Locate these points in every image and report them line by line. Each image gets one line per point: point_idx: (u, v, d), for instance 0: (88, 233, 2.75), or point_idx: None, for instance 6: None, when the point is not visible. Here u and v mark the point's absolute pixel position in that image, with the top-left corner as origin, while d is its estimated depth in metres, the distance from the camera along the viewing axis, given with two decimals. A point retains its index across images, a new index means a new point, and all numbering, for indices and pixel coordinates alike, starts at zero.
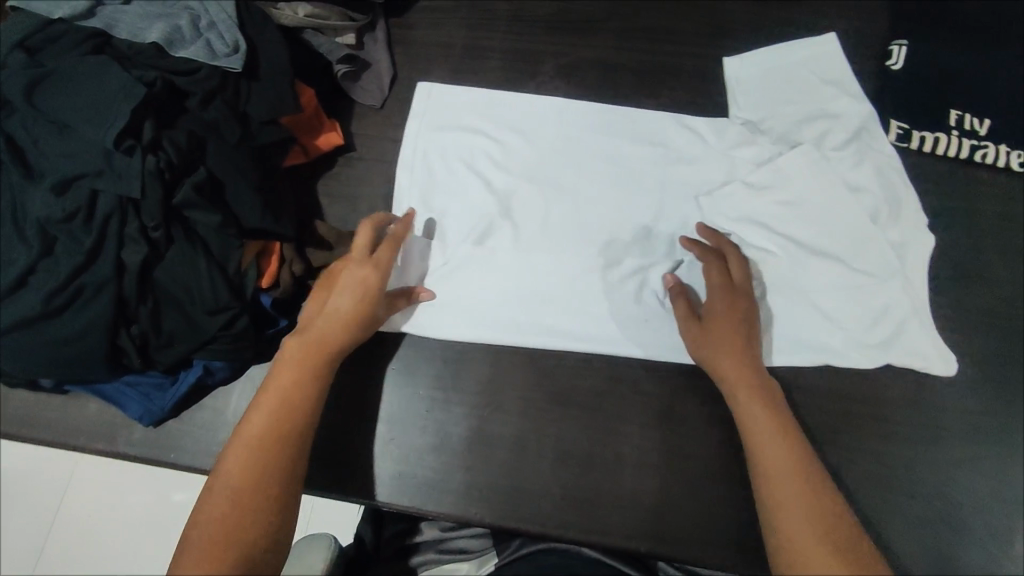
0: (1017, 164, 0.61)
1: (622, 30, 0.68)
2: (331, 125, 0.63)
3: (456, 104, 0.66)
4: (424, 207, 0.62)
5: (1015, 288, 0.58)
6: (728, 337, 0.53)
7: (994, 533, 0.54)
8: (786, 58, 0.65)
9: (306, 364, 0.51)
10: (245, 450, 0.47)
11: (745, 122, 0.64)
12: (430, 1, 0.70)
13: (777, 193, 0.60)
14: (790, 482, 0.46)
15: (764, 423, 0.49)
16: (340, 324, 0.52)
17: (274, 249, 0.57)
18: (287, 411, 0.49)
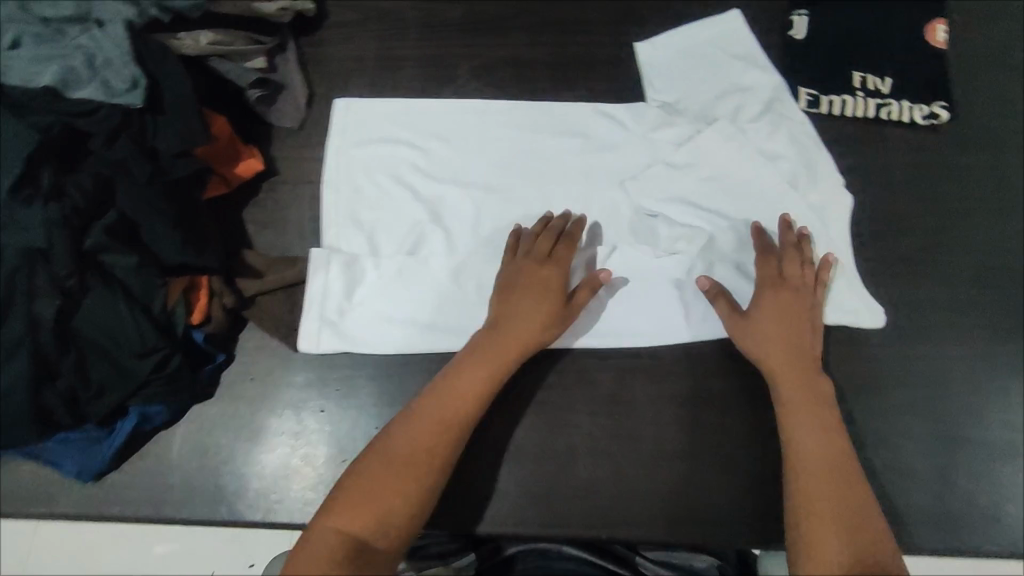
0: (918, 117, 0.63)
1: (533, 26, 0.68)
2: (249, 151, 0.62)
3: (377, 116, 0.65)
4: (353, 223, 0.61)
5: (932, 233, 0.60)
6: (786, 312, 0.54)
7: (944, 473, 0.54)
8: (696, 37, 0.67)
9: (491, 382, 0.52)
10: (371, 484, 0.48)
11: (662, 105, 0.65)
12: (338, 16, 0.69)
13: (700, 171, 0.62)
14: (820, 481, 0.48)
15: (809, 422, 0.51)
16: (531, 338, 0.54)
17: (202, 283, 0.55)
18: (459, 434, 0.51)
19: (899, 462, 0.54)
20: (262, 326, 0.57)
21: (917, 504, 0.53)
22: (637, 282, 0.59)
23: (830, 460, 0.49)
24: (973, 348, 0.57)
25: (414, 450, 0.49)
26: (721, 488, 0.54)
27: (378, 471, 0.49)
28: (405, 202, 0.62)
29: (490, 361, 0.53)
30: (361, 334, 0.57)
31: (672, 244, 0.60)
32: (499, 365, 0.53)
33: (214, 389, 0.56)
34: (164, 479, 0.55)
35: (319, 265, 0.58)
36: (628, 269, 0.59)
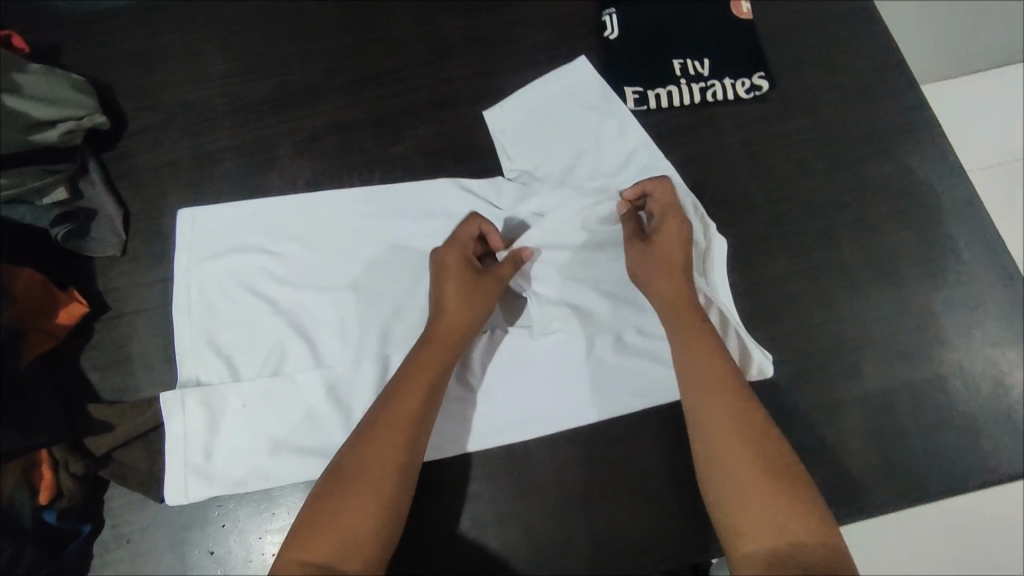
0: (742, 92, 0.64)
1: (349, 85, 0.66)
2: (68, 296, 0.57)
3: (222, 228, 0.61)
4: (211, 352, 0.57)
5: (778, 206, 0.61)
6: (674, 244, 0.56)
7: (843, 440, 0.54)
8: (547, 93, 0.65)
9: (431, 382, 0.50)
10: (346, 498, 0.45)
11: (519, 173, 0.63)
12: (142, 122, 0.65)
13: (566, 238, 0.59)
14: (721, 405, 0.48)
15: (700, 353, 0.51)
16: (457, 333, 0.53)
17: (42, 458, 0.50)
18: (414, 438, 0.48)
19: (793, 441, 0.54)
20: (126, 481, 0.53)
21: (819, 479, 0.53)
22: (520, 370, 0.57)
23: (719, 386, 0.49)
24: (839, 309, 0.58)
25: (371, 460, 0.46)
26: (633, 515, 0.53)
27: (346, 484, 0.46)
28: (259, 317, 0.58)
29: (427, 362, 0.51)
30: (235, 471, 0.54)
31: (548, 324, 0.58)
32: (443, 370, 0.51)
33: (88, 564, 0.51)
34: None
35: (172, 404, 0.54)
36: (503, 363, 0.57)
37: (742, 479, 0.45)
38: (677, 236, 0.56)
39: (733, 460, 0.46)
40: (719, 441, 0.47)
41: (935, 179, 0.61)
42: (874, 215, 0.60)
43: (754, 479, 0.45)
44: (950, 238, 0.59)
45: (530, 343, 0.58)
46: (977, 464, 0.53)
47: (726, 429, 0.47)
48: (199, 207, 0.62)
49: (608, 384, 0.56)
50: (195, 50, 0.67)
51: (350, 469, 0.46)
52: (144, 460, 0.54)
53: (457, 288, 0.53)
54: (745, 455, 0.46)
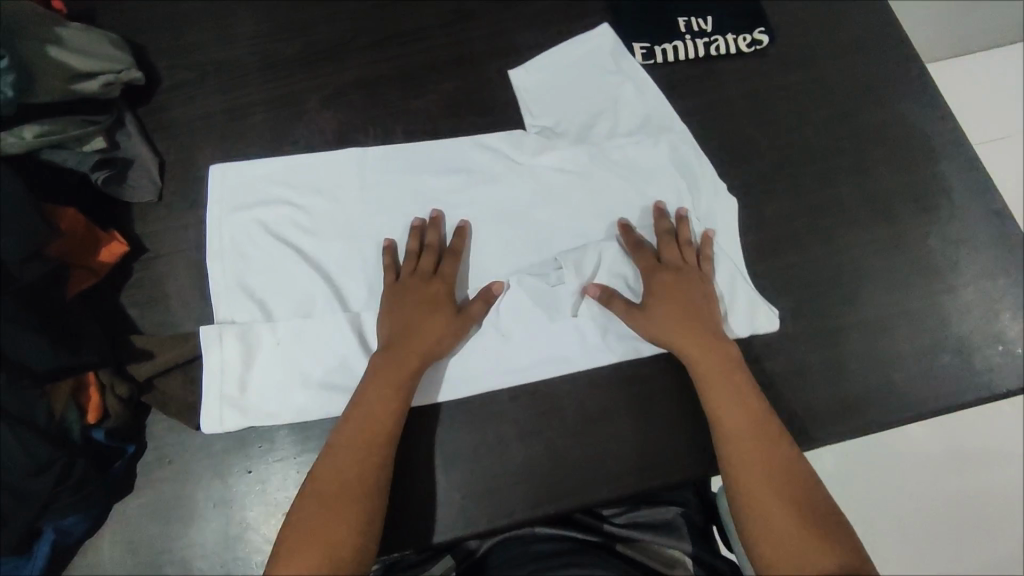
0: (744, 46, 0.68)
1: (371, 43, 0.69)
2: (109, 235, 0.60)
3: (255, 180, 0.64)
4: (246, 293, 0.60)
5: (780, 152, 0.65)
6: (696, 313, 0.56)
7: (845, 363, 0.57)
8: (566, 57, 0.68)
9: (386, 399, 0.52)
10: (313, 519, 0.47)
11: (541, 129, 0.66)
12: (174, 79, 0.68)
13: (581, 197, 0.64)
14: (767, 468, 0.50)
15: (739, 417, 0.52)
16: (415, 351, 0.55)
17: (88, 381, 0.53)
18: (373, 458, 0.50)
19: (798, 365, 0.58)
20: (168, 407, 0.56)
21: (823, 399, 0.57)
22: (539, 312, 0.59)
23: (761, 443, 0.51)
24: (838, 245, 0.61)
25: (332, 484, 0.49)
26: (648, 434, 0.56)
27: (308, 505, 0.48)
28: (290, 265, 0.61)
29: (381, 384, 0.53)
30: (269, 404, 0.57)
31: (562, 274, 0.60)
32: (399, 386, 0.53)
33: (133, 481, 0.55)
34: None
35: (210, 340, 0.57)
36: (523, 308, 0.59)
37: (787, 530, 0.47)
38: (687, 282, 0.57)
39: (770, 492, 0.49)
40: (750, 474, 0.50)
41: (927, 125, 0.65)
42: (870, 159, 0.64)
43: (785, 514, 0.48)
44: (942, 180, 0.63)
45: (551, 287, 0.60)
46: (973, 383, 0.57)
47: (758, 459, 0.50)
48: (231, 163, 0.65)
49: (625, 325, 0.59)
50: (224, 12, 0.70)
51: (312, 497, 0.49)
52: (184, 388, 0.57)
53: (408, 313, 0.56)
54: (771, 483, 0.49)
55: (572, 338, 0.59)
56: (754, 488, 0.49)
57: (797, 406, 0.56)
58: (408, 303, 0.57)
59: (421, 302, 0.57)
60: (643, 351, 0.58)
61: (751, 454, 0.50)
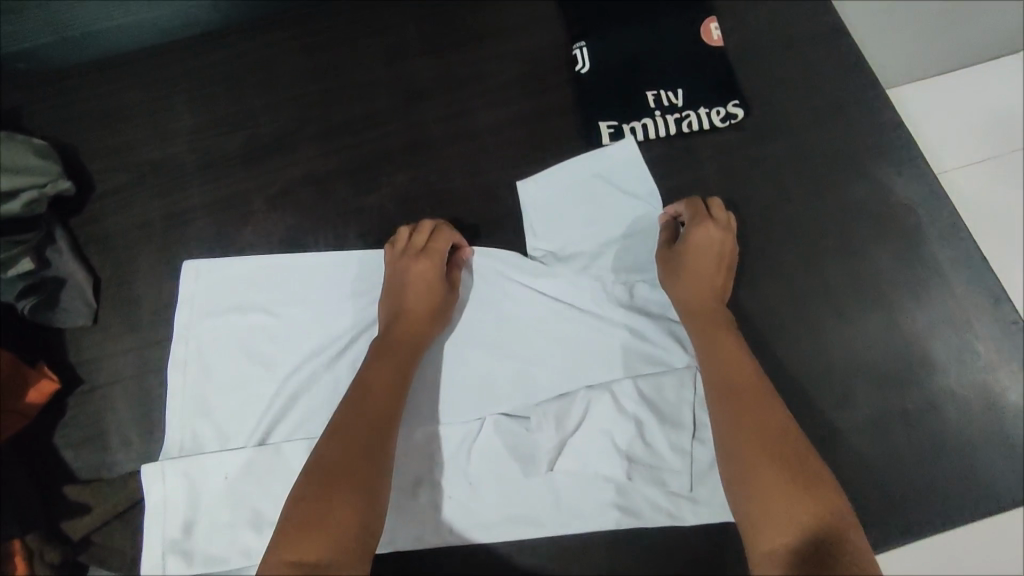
0: (717, 121, 0.64)
1: (320, 133, 0.65)
2: (38, 372, 0.54)
3: (225, 283, 0.59)
4: (203, 412, 0.55)
5: (759, 235, 0.61)
6: (705, 253, 0.55)
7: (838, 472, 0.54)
8: (582, 167, 0.63)
9: (386, 381, 0.51)
10: (309, 505, 0.42)
11: (545, 252, 0.61)
12: (109, 185, 0.63)
13: (573, 325, 0.58)
14: (749, 396, 0.47)
15: (728, 349, 0.51)
16: (412, 338, 0.54)
17: (16, 551, 0.50)
18: (381, 438, 0.47)
19: None
20: (108, 564, 0.51)
21: None
22: (512, 463, 0.55)
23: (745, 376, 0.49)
24: (829, 338, 0.57)
25: (325, 470, 0.44)
26: (623, 565, 0.53)
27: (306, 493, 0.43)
28: (246, 391, 0.56)
29: (384, 367, 0.52)
30: (215, 547, 0.52)
31: (544, 417, 0.55)
32: (402, 371, 0.52)
33: None
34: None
35: (153, 478, 0.52)
36: (495, 454, 0.55)
37: (759, 463, 0.43)
38: (710, 245, 0.56)
39: (748, 438, 0.44)
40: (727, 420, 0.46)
41: (916, 199, 0.61)
42: (857, 238, 0.60)
43: (762, 461, 0.43)
44: (934, 259, 0.59)
45: (527, 432, 0.55)
46: (978, 489, 0.53)
47: (753, 412, 0.46)
48: (205, 259, 0.60)
49: (611, 462, 0.54)
50: (161, 106, 0.66)
51: (306, 484, 0.43)
52: (125, 540, 0.52)
53: (411, 292, 0.55)
54: (748, 436, 0.45)
55: (549, 495, 0.54)
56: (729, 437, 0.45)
57: None
58: (416, 284, 0.55)
59: (429, 281, 0.56)
60: (620, 523, 0.53)
61: (743, 399, 0.47)
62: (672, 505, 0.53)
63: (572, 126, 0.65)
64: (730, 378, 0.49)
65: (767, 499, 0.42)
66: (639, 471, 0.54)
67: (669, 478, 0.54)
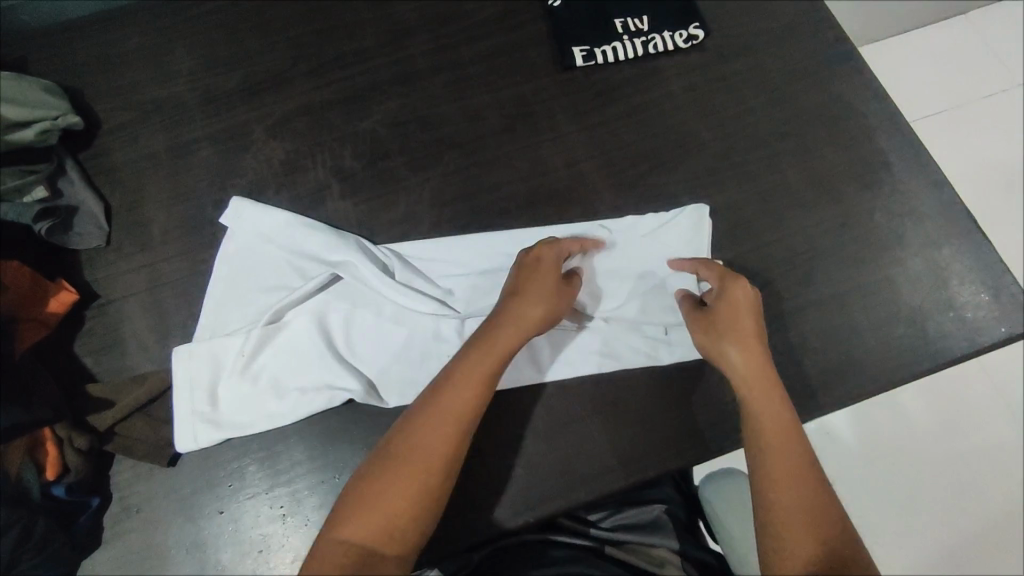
0: (680, 42, 0.69)
1: (313, 68, 0.69)
2: (57, 285, 0.58)
3: (252, 215, 0.61)
4: (218, 306, 0.59)
5: (723, 142, 0.66)
6: (735, 317, 0.54)
7: (805, 342, 0.58)
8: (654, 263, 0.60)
9: (489, 374, 0.49)
10: (397, 490, 0.45)
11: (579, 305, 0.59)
12: (115, 122, 0.67)
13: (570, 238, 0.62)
14: (798, 478, 0.49)
15: (757, 381, 0.52)
16: (531, 324, 0.52)
17: (46, 436, 0.52)
18: (459, 438, 0.47)
19: None
20: (133, 453, 0.54)
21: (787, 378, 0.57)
22: None
23: (792, 445, 0.50)
24: (790, 227, 0.62)
25: (399, 466, 0.46)
26: (618, 433, 0.56)
27: (386, 475, 0.46)
28: (252, 280, 0.60)
29: (490, 357, 0.49)
30: (238, 415, 0.56)
31: None
32: (497, 370, 0.49)
33: (100, 537, 0.53)
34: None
35: (182, 360, 0.56)
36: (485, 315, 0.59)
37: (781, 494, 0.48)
38: (741, 307, 0.54)
39: (783, 469, 0.49)
40: (771, 453, 0.50)
41: (864, 105, 0.67)
42: (813, 142, 0.66)
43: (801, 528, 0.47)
44: (882, 153, 0.65)
45: None
46: (931, 348, 0.58)
47: (786, 457, 0.49)
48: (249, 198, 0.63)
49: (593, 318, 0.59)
50: (161, 49, 0.70)
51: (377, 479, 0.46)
52: (146, 430, 0.55)
53: (530, 284, 0.53)
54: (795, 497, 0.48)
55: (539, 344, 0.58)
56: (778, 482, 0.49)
57: None
58: (544, 283, 0.54)
59: (554, 282, 0.54)
60: (603, 366, 0.58)
61: (781, 451, 0.50)
62: (656, 356, 0.58)
63: (547, 55, 0.70)
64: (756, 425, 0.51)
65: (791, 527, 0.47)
66: (621, 330, 0.59)
67: (645, 327, 0.59)
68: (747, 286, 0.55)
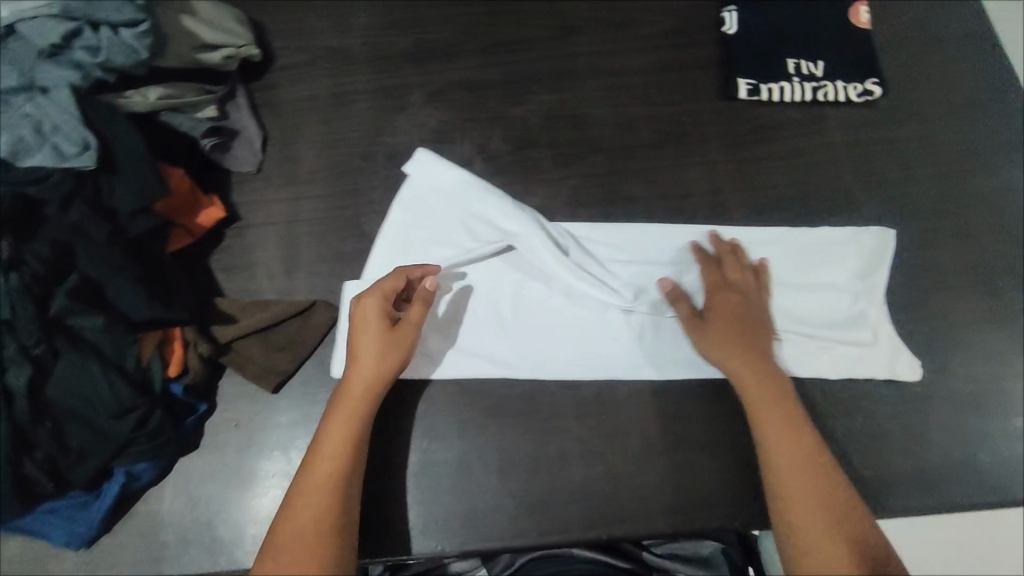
0: (854, 95, 0.67)
1: (479, 48, 0.70)
2: (209, 200, 0.62)
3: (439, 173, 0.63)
4: (392, 244, 0.62)
5: (882, 204, 0.63)
6: (732, 312, 0.56)
7: (926, 430, 0.56)
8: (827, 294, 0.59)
9: (351, 438, 0.51)
10: (299, 545, 0.46)
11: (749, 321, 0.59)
12: (287, 61, 0.71)
13: (754, 251, 0.61)
14: (811, 473, 0.49)
15: (757, 393, 0.53)
16: (365, 390, 0.53)
17: (175, 335, 0.55)
18: (347, 484, 0.49)
19: (878, 430, 0.56)
20: (245, 371, 0.57)
21: (901, 464, 0.55)
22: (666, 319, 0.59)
23: (796, 446, 0.51)
24: (932, 310, 0.59)
25: (303, 514, 0.47)
26: (703, 474, 0.55)
27: (288, 529, 0.47)
28: (421, 226, 0.62)
29: (346, 423, 0.51)
30: None
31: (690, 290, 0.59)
32: (362, 410, 0.52)
33: (200, 440, 0.56)
34: (141, 547, 0.54)
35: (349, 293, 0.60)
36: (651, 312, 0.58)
37: (798, 492, 0.49)
38: (758, 301, 0.58)
39: (794, 469, 0.50)
40: (782, 469, 0.50)
41: None
42: (975, 227, 0.62)
43: (810, 527, 0.47)
44: None
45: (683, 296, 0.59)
46: None
47: (797, 458, 0.50)
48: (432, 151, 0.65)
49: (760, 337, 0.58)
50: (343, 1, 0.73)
51: (286, 529, 0.47)
52: (261, 353, 0.58)
53: (370, 340, 0.54)
54: (796, 508, 0.48)
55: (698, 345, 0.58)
56: (783, 497, 0.49)
57: (873, 468, 0.54)
58: (377, 342, 0.54)
59: (390, 336, 0.54)
60: None
61: (783, 450, 0.50)
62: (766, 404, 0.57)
63: (711, 80, 0.69)
64: (761, 430, 0.52)
65: (816, 525, 0.47)
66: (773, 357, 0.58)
67: (813, 355, 0.57)
68: (743, 264, 0.59)
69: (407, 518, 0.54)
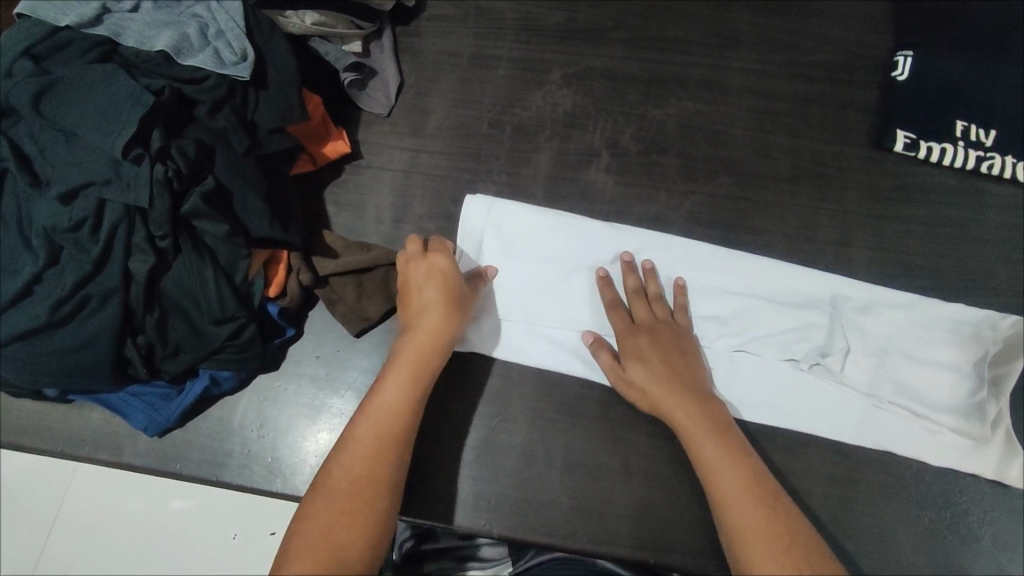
0: (1021, 174, 0.61)
1: (630, 39, 0.67)
2: (338, 133, 0.62)
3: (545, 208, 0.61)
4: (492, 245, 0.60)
5: (1016, 298, 0.60)
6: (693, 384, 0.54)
7: (996, 537, 0.55)
8: (948, 375, 0.56)
9: (406, 402, 0.50)
10: (337, 501, 0.46)
11: (859, 381, 0.57)
12: (436, 10, 0.69)
13: (881, 309, 0.58)
14: (777, 540, 0.45)
15: (712, 457, 0.49)
16: (422, 353, 0.52)
17: (281, 258, 0.56)
18: (395, 447, 0.49)
19: (947, 525, 0.55)
20: (336, 308, 0.58)
21: (961, 562, 0.54)
22: (774, 359, 0.58)
23: (751, 509, 0.47)
24: None
25: (348, 471, 0.47)
26: None
27: (332, 482, 0.47)
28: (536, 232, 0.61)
29: (404, 382, 0.51)
30: (489, 330, 0.58)
31: (804, 333, 0.58)
32: (421, 374, 0.52)
33: (281, 360, 0.58)
34: (209, 449, 0.56)
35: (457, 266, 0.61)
36: (757, 351, 0.58)
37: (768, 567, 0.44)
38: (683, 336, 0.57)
39: (755, 540, 0.46)
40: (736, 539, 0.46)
41: None
42: None
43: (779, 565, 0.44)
44: None
45: (797, 340, 0.58)
46: None
47: (753, 524, 0.46)
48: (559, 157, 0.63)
49: (860, 398, 0.57)
50: None
51: (331, 482, 0.47)
52: (355, 294, 0.58)
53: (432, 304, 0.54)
54: (775, 555, 0.45)
55: (798, 394, 0.57)
56: (734, 516, 0.47)
57: (933, 561, 0.54)
58: (445, 303, 0.54)
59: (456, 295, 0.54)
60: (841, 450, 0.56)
61: (741, 522, 0.46)
62: (844, 473, 0.55)
63: (867, 125, 0.64)
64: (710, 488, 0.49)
65: None
66: (869, 426, 0.56)
67: (914, 434, 0.56)
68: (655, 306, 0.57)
69: (462, 489, 0.54)
